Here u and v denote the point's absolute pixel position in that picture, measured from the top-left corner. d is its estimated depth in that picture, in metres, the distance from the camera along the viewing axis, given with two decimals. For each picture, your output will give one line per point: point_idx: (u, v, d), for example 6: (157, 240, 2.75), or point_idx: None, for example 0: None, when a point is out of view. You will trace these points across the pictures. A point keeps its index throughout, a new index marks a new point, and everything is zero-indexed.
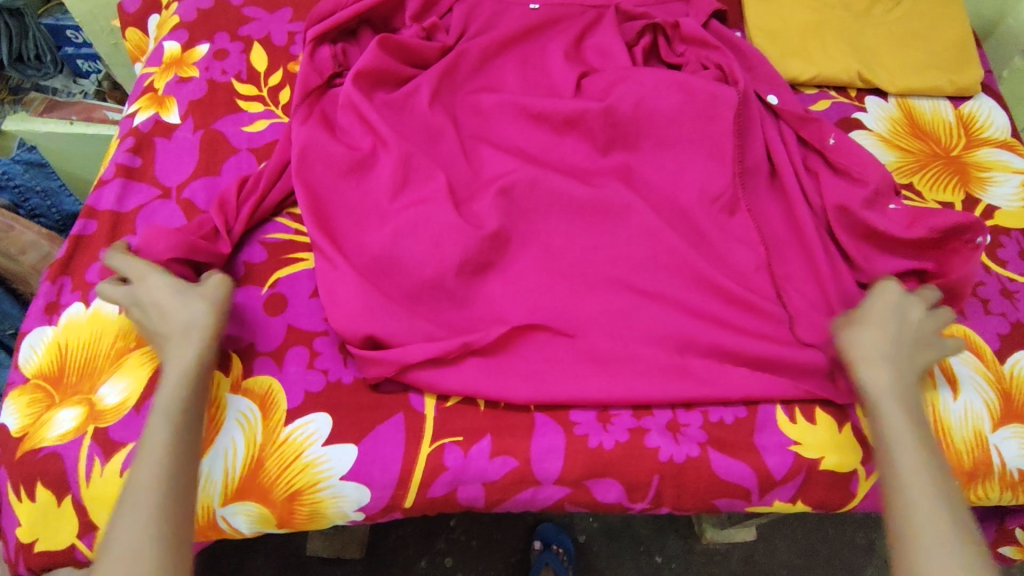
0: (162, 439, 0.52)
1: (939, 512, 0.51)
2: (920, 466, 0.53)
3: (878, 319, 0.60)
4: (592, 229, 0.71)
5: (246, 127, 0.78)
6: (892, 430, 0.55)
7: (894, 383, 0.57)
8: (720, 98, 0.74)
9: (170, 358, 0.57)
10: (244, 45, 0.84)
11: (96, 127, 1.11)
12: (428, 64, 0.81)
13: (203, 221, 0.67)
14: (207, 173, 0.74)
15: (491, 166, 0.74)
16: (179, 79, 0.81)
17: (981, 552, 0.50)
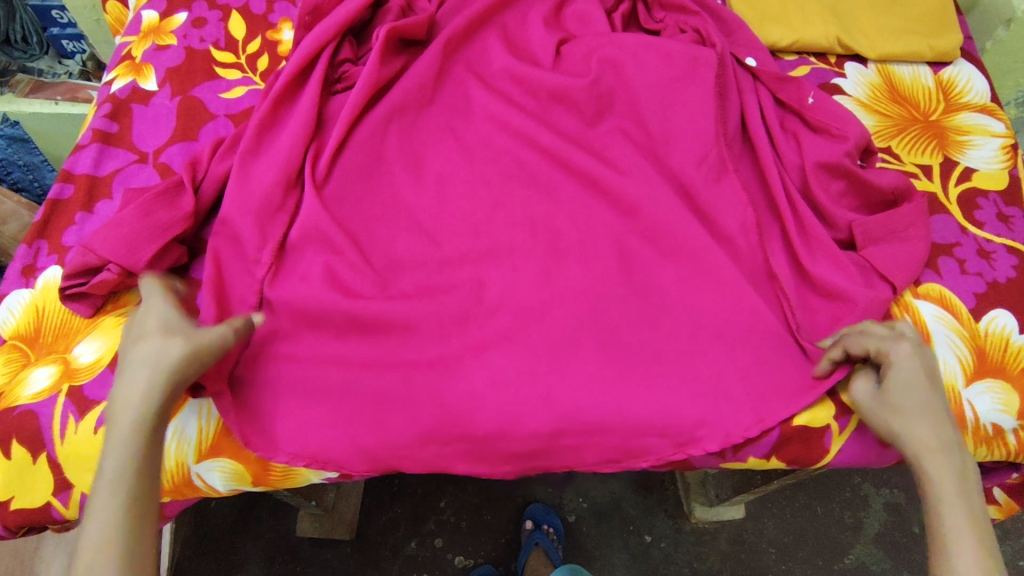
0: (110, 485, 0.48)
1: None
2: (969, 547, 0.50)
3: (901, 395, 0.57)
4: (568, 190, 0.71)
5: (223, 94, 0.78)
6: (945, 509, 0.52)
7: (937, 459, 0.54)
8: (697, 60, 0.74)
9: (132, 363, 0.53)
10: (222, 14, 0.84)
11: (82, 106, 1.11)
12: (419, 43, 0.81)
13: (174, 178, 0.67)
14: (185, 138, 0.74)
15: (468, 130, 0.74)
16: (157, 47, 0.81)
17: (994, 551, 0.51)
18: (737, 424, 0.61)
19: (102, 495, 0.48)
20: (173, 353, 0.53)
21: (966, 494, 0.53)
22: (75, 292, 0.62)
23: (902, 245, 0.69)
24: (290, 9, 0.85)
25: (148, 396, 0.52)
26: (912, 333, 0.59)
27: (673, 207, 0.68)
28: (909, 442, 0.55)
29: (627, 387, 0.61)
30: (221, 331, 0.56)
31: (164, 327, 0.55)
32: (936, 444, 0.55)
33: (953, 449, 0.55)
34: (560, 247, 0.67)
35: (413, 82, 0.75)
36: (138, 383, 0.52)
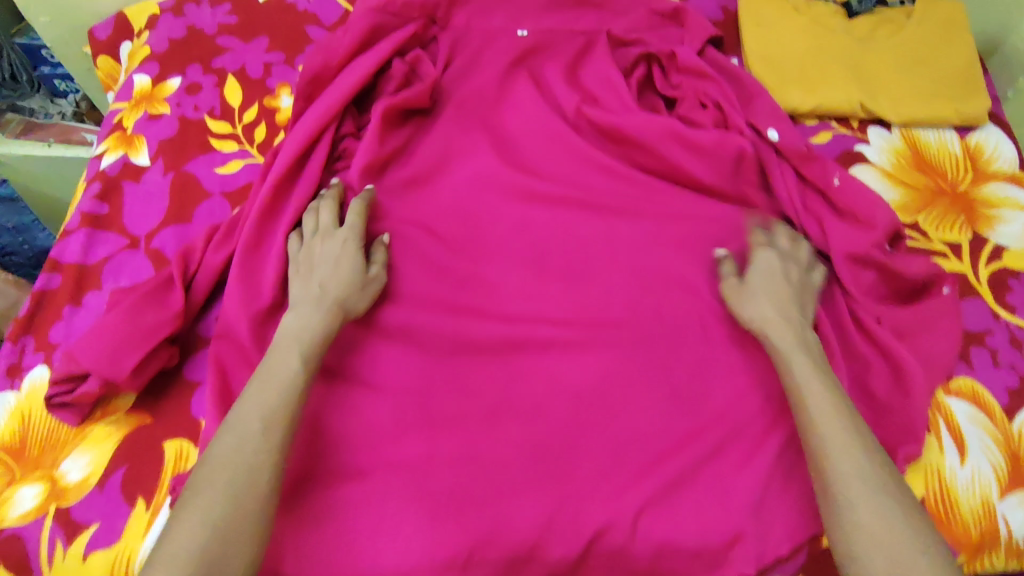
0: (258, 419, 0.52)
1: (865, 476, 0.51)
2: (842, 432, 0.54)
3: (755, 283, 0.64)
4: (583, 282, 0.68)
5: (219, 169, 0.74)
6: (811, 397, 0.56)
7: (798, 355, 0.59)
8: (712, 143, 0.73)
9: (313, 313, 0.59)
10: (218, 79, 0.80)
11: (73, 152, 1.07)
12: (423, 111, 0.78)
13: (163, 272, 0.64)
14: (178, 219, 0.71)
15: (478, 212, 0.72)
16: (150, 116, 0.78)
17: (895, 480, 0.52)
18: (763, 542, 0.58)
19: (244, 454, 0.50)
20: (338, 289, 0.61)
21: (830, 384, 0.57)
22: (63, 402, 0.59)
23: (931, 339, 0.66)
24: (289, 73, 0.82)
25: (293, 382, 0.55)
26: (788, 248, 0.68)
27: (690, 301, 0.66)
28: (778, 339, 0.60)
29: (647, 503, 0.58)
30: (376, 276, 0.65)
31: (344, 250, 0.64)
32: (803, 359, 0.58)
33: (812, 346, 0.61)
34: (575, 344, 0.65)
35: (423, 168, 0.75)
36: (289, 362, 0.55)
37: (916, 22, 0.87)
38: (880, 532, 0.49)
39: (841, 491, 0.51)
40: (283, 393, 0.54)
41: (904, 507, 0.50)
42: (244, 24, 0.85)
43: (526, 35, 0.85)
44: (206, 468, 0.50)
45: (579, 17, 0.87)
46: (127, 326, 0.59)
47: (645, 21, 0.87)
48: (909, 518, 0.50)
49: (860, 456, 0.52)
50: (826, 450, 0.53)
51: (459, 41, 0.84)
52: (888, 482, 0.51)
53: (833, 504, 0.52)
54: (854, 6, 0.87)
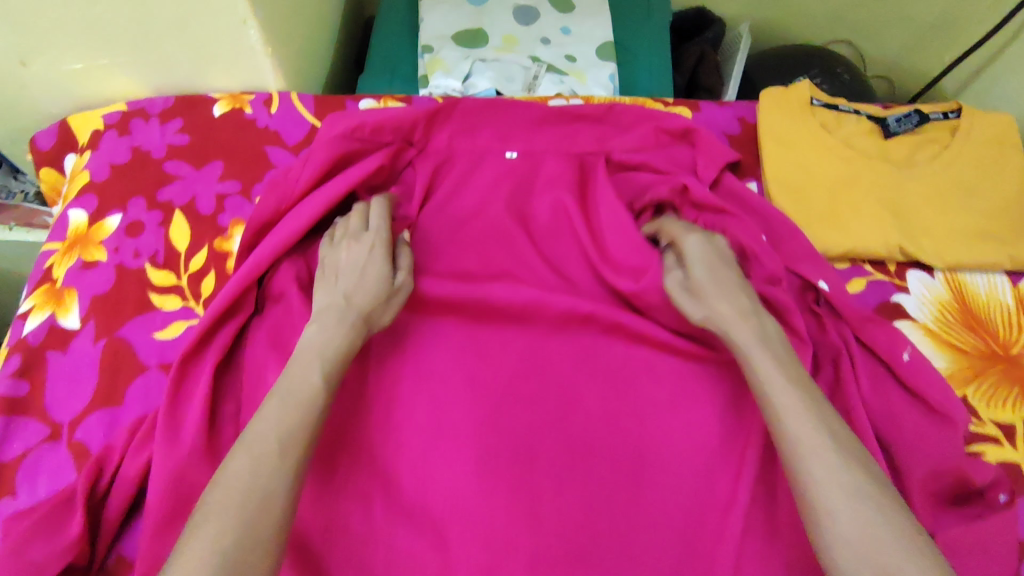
0: (273, 435, 0.48)
1: (838, 477, 0.46)
2: (799, 417, 0.49)
3: (703, 283, 0.60)
4: (573, 483, 0.59)
5: (158, 334, 0.65)
6: (779, 395, 0.51)
7: (764, 352, 0.55)
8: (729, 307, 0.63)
9: (331, 320, 0.58)
10: (163, 215, 0.71)
11: None
12: None
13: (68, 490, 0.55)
14: (108, 402, 0.61)
15: (455, 391, 0.62)
16: (82, 265, 0.68)
17: (883, 491, 0.46)
18: None
19: (252, 473, 0.46)
20: (364, 300, 0.59)
21: (805, 386, 0.52)
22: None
23: (987, 562, 0.56)
24: (244, 207, 0.72)
25: (314, 394, 0.52)
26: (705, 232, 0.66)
27: None
28: (730, 334, 0.57)
29: None
30: (401, 285, 0.62)
31: (371, 256, 0.62)
32: (769, 356, 0.54)
33: (773, 340, 0.57)
34: (565, 565, 0.55)
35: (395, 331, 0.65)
36: (310, 370, 0.53)
37: (963, 140, 0.76)
38: (868, 535, 0.43)
39: (813, 485, 0.46)
40: (297, 404, 0.51)
41: (881, 497, 0.45)
42: (196, 146, 0.75)
43: (514, 157, 0.75)
44: (219, 479, 0.46)
45: (574, 134, 0.76)
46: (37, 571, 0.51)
47: (651, 139, 0.76)
48: (891, 517, 0.44)
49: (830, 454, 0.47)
50: (791, 441, 0.49)
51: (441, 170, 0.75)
52: (855, 470, 0.46)
53: (809, 506, 0.46)
54: (892, 125, 0.76)
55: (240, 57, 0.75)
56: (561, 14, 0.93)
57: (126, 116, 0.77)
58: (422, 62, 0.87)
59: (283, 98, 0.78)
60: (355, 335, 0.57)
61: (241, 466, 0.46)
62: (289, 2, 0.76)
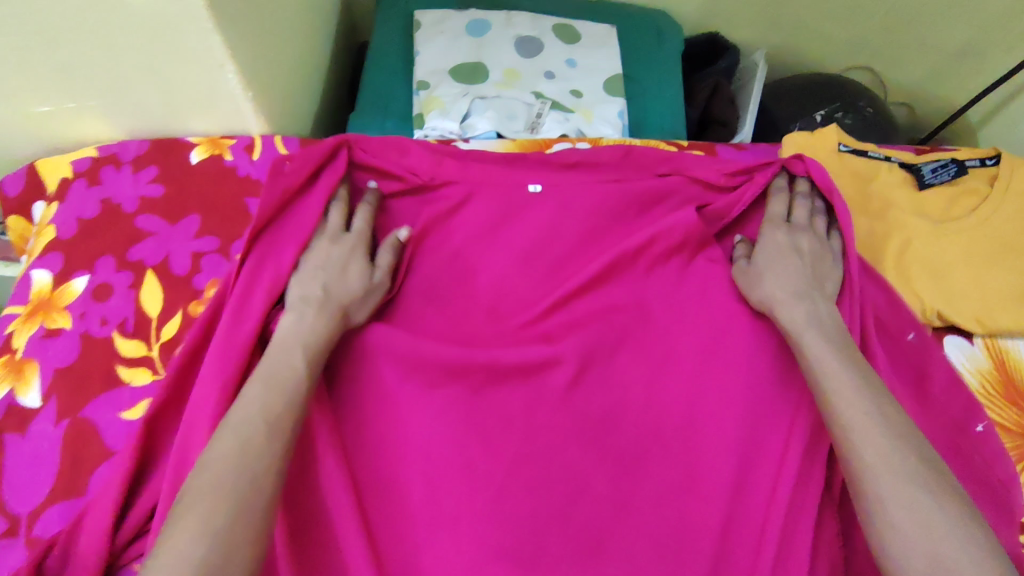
0: (259, 417, 0.48)
1: (883, 462, 0.46)
2: (851, 394, 0.50)
3: (764, 266, 0.62)
4: None
5: (125, 413, 0.59)
6: (827, 381, 0.52)
7: (816, 336, 0.55)
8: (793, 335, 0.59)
9: (309, 311, 0.57)
10: (134, 276, 0.65)
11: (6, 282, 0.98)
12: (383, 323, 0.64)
13: None
14: (70, 492, 0.56)
15: (446, 477, 0.56)
16: (46, 333, 0.63)
17: (936, 477, 0.45)
18: None
19: (239, 457, 0.45)
20: (342, 291, 0.59)
21: (859, 371, 0.52)
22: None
23: None
24: (222, 265, 0.66)
25: (297, 380, 0.51)
26: (802, 220, 0.66)
27: None
28: (783, 316, 0.58)
29: None
30: (379, 283, 0.62)
31: (352, 255, 0.61)
32: (822, 336, 0.55)
33: (830, 325, 0.57)
34: None
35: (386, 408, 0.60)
36: (292, 355, 0.53)
37: (1002, 194, 0.70)
38: (916, 511, 0.43)
39: (863, 475, 0.46)
40: (278, 386, 0.50)
41: (935, 477, 0.45)
42: (172, 197, 0.69)
43: (539, 190, 0.70)
44: (203, 466, 0.45)
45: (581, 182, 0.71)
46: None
47: (665, 188, 0.70)
48: (942, 496, 0.44)
49: (876, 428, 0.47)
50: (839, 416, 0.50)
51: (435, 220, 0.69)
52: (905, 448, 0.46)
53: (858, 480, 0.47)
54: (927, 176, 0.71)
55: (219, 100, 0.69)
56: (565, 45, 0.87)
57: (97, 163, 0.72)
58: (418, 99, 0.82)
59: (266, 142, 0.73)
60: (330, 326, 0.56)
61: (226, 452, 0.46)
62: (273, 42, 0.70)
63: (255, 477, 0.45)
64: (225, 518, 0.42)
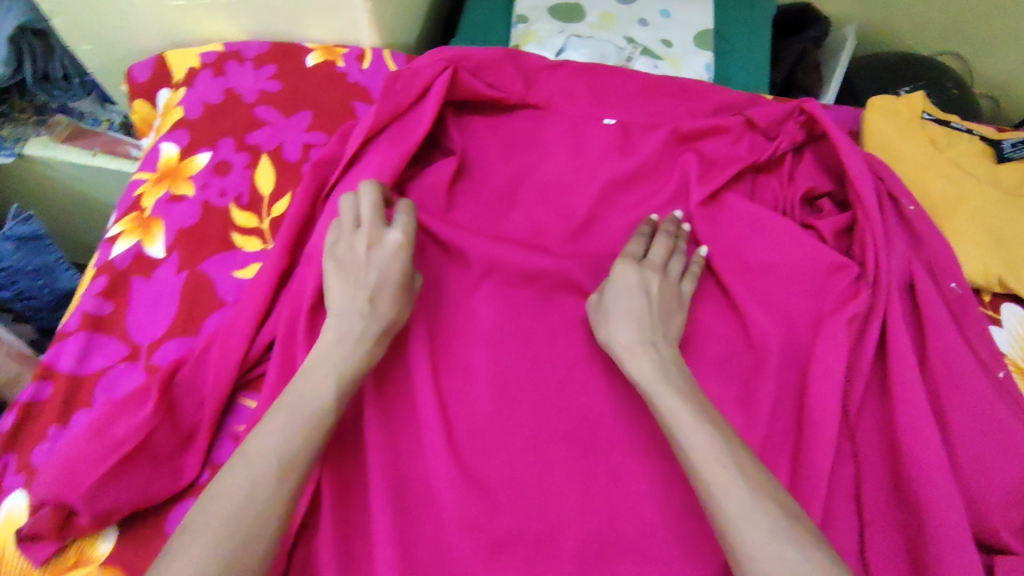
0: (278, 438, 0.48)
1: (744, 503, 0.47)
2: (706, 446, 0.50)
3: (614, 304, 0.61)
4: (628, 475, 0.58)
5: (236, 272, 0.66)
6: (684, 433, 0.51)
7: (661, 385, 0.55)
8: (830, 265, 0.64)
9: (346, 316, 0.55)
10: (251, 158, 0.72)
11: (117, 162, 1.20)
12: (471, 224, 0.69)
13: (134, 407, 0.56)
14: (185, 331, 0.63)
15: (516, 368, 0.62)
16: (171, 197, 0.70)
17: (781, 507, 0.47)
18: None
19: (258, 480, 0.46)
20: (387, 305, 0.56)
21: (709, 425, 0.52)
22: (30, 535, 0.54)
23: None
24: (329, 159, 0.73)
25: (328, 403, 0.51)
26: (657, 259, 0.63)
27: None
28: (633, 369, 0.57)
29: None
30: (416, 289, 0.61)
31: (392, 253, 0.57)
32: (654, 369, 0.56)
33: (673, 372, 0.56)
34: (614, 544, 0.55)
35: (466, 298, 0.66)
36: (326, 386, 0.51)
37: None
38: (773, 558, 0.45)
39: (723, 522, 0.47)
40: (313, 431, 0.49)
41: (793, 524, 0.47)
42: (288, 93, 0.76)
43: (612, 123, 0.74)
44: (244, 461, 0.47)
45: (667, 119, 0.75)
46: (112, 450, 0.53)
47: (746, 134, 0.73)
48: (801, 544, 0.45)
49: (736, 485, 0.48)
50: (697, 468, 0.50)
51: (523, 142, 0.74)
52: (767, 501, 0.47)
53: (718, 531, 0.48)
54: (1006, 150, 0.73)
55: (340, 9, 0.75)
56: None
57: (223, 57, 0.78)
58: (516, 32, 0.87)
59: (376, 54, 0.78)
60: (371, 335, 0.55)
61: (252, 468, 0.47)
62: None
63: (268, 505, 0.46)
64: (240, 538, 0.44)
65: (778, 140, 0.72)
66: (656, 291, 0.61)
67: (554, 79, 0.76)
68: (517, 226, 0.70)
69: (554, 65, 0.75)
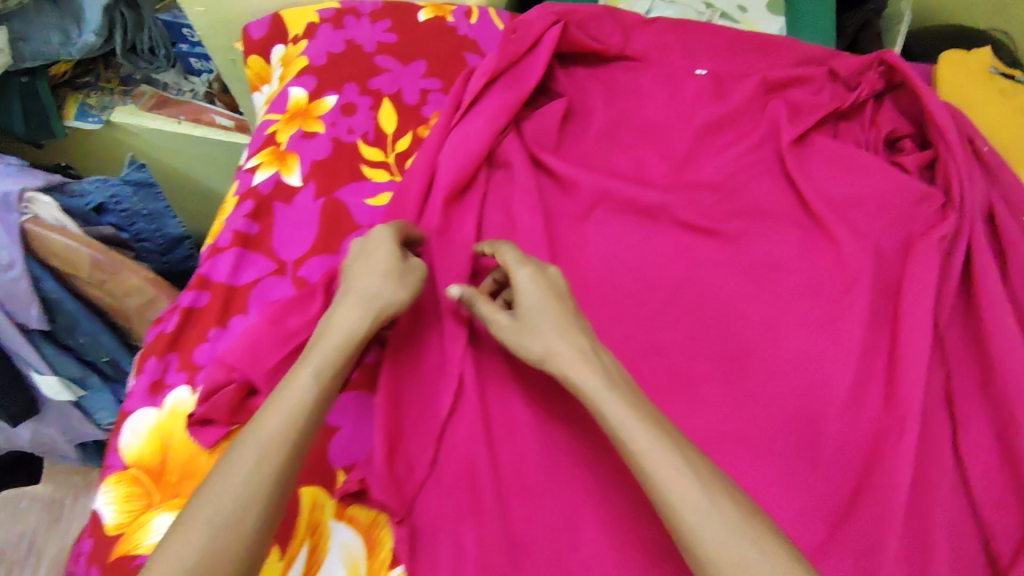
0: (257, 448, 0.48)
1: (711, 513, 0.44)
2: (656, 449, 0.46)
3: (536, 313, 0.55)
4: (737, 378, 0.65)
5: (369, 199, 0.73)
6: (636, 442, 0.47)
7: (608, 395, 0.50)
8: (912, 198, 0.71)
9: (338, 317, 0.55)
10: (373, 101, 0.78)
11: (202, 130, 1.29)
12: (579, 160, 0.76)
13: (300, 308, 0.62)
14: (327, 249, 0.69)
15: (628, 288, 0.69)
16: (303, 134, 0.76)
17: (747, 512, 0.45)
18: None
19: (236, 481, 0.46)
20: (376, 287, 0.56)
21: (662, 430, 0.48)
22: (203, 418, 0.60)
23: None
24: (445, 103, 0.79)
25: (304, 404, 0.50)
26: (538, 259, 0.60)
27: (849, 411, 0.63)
28: (577, 379, 0.51)
29: None
30: (416, 266, 0.59)
31: (379, 249, 0.58)
32: (597, 380, 0.51)
33: (618, 376, 0.52)
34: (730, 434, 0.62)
35: (579, 225, 0.73)
36: (303, 386, 0.51)
37: None
38: (741, 564, 0.42)
39: (693, 538, 0.44)
40: (273, 449, 0.48)
41: (753, 525, 0.44)
42: (403, 44, 0.82)
43: (704, 74, 0.80)
44: (210, 486, 0.47)
45: (754, 71, 0.81)
46: (287, 337, 0.59)
47: (829, 84, 0.79)
48: (761, 541, 0.43)
49: (697, 492, 0.45)
50: (645, 471, 0.46)
51: (622, 90, 0.80)
52: (725, 502, 0.45)
53: (686, 544, 0.44)
54: None
55: None
56: None
57: (340, 13, 0.85)
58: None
59: (482, 12, 0.85)
60: (359, 329, 0.55)
61: (230, 478, 0.47)
62: None
63: (244, 510, 0.46)
64: (216, 540, 0.44)
65: (860, 88, 0.78)
66: (565, 288, 0.59)
67: (648, 35, 0.82)
68: (621, 163, 0.76)
69: (648, 21, 0.82)
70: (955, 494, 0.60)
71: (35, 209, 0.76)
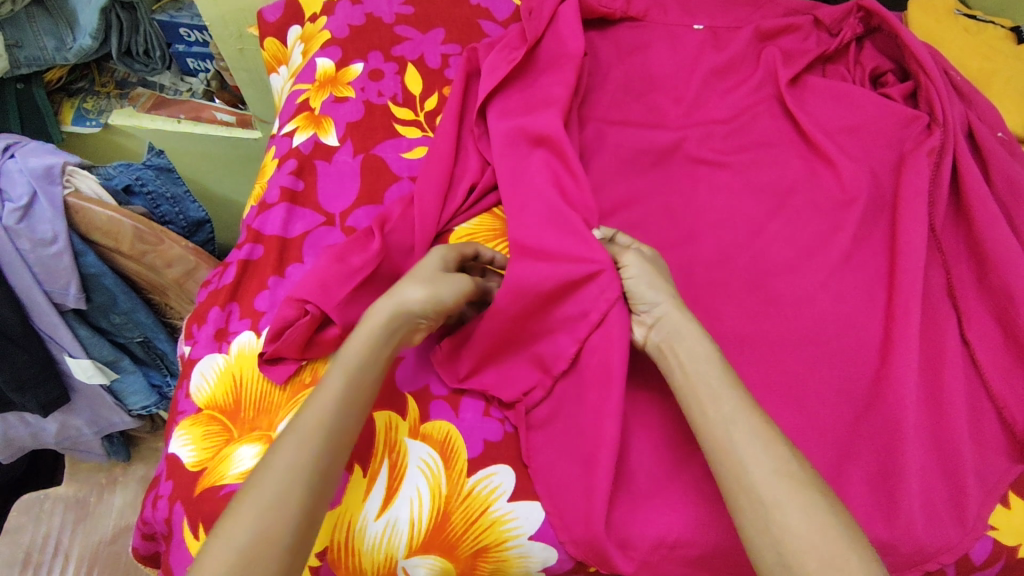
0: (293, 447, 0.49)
1: (781, 466, 0.48)
2: (741, 424, 0.50)
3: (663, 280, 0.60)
4: (764, 288, 0.70)
5: (405, 154, 0.77)
6: (714, 397, 0.52)
7: (705, 358, 0.54)
8: (899, 124, 0.78)
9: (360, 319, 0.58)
10: (399, 66, 0.83)
11: (202, 126, 1.31)
12: (597, 113, 0.82)
13: (360, 244, 0.65)
14: (371, 200, 0.73)
15: (653, 220, 0.75)
16: (335, 99, 0.80)
17: (813, 476, 0.49)
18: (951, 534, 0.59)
19: (274, 478, 0.48)
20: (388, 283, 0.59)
21: (745, 397, 0.53)
22: (273, 357, 0.62)
23: None
24: None
25: (335, 403, 0.52)
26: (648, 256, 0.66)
27: (866, 309, 0.69)
28: (696, 338, 0.56)
29: (838, 484, 0.60)
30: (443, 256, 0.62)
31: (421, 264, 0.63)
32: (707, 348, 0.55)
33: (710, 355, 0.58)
34: (762, 337, 0.67)
35: (603, 169, 0.78)
36: (333, 387, 0.52)
37: None
38: (807, 514, 0.46)
39: (761, 486, 0.48)
40: (304, 449, 0.49)
41: (818, 484, 0.48)
42: (420, 14, 0.87)
43: (701, 29, 0.87)
44: (255, 485, 0.48)
45: (747, 24, 0.88)
46: (354, 273, 0.63)
47: (813, 33, 0.88)
48: (825, 498, 0.47)
49: (772, 447, 0.49)
50: (728, 444, 0.50)
51: (628, 49, 0.87)
52: (794, 463, 0.49)
53: (747, 487, 0.48)
54: None
55: None
56: None
57: None
58: None
59: None
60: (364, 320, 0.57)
61: (270, 477, 0.48)
62: None
63: (284, 501, 0.47)
64: (260, 534, 0.45)
65: (842, 33, 0.86)
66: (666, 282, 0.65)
67: None
68: (634, 111, 0.83)
69: None
70: (970, 373, 0.66)
71: (76, 182, 0.79)
